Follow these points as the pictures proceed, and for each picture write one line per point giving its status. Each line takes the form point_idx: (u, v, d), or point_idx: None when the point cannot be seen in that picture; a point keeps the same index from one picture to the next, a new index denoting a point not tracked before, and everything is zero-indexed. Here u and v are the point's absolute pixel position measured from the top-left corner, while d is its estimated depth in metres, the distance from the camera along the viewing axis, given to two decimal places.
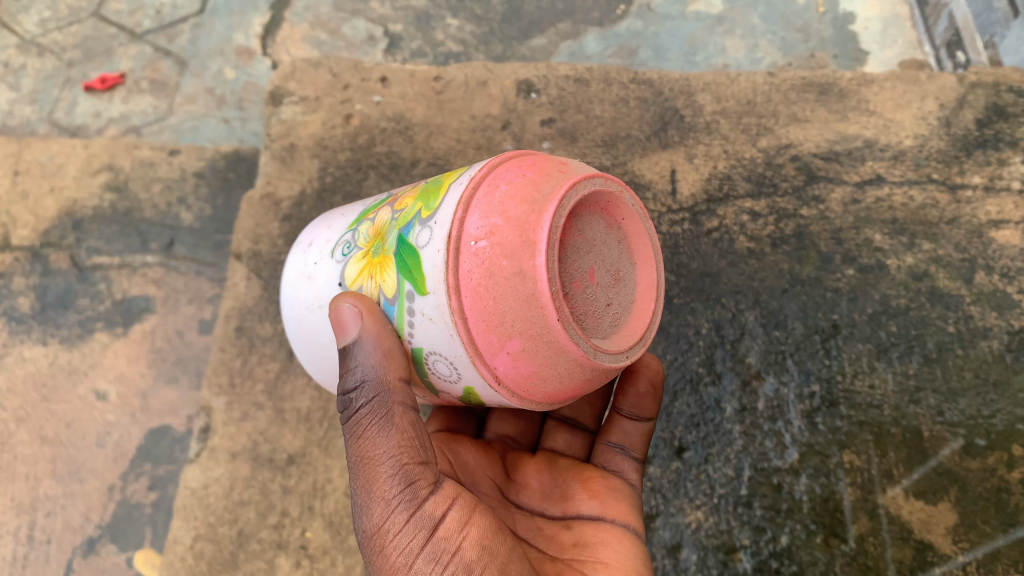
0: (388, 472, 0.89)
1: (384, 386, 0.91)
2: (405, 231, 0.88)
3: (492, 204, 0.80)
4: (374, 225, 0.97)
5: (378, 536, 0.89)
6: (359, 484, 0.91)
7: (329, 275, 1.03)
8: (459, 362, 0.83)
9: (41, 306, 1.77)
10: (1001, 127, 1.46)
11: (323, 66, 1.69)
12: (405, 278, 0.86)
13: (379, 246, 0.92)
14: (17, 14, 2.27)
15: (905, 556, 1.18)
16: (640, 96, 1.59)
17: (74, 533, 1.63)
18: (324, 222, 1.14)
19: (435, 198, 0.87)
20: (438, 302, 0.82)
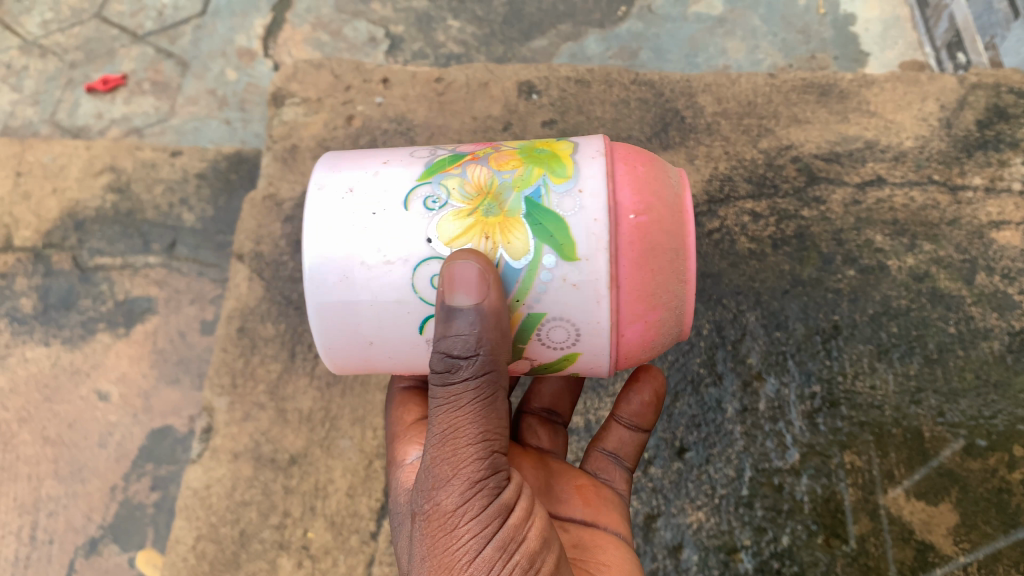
0: (474, 452, 0.88)
1: (489, 365, 0.87)
2: (534, 192, 0.87)
3: (639, 185, 0.89)
4: (470, 180, 0.90)
5: (447, 515, 0.86)
6: (439, 459, 0.87)
7: (408, 228, 0.87)
8: (591, 328, 0.88)
9: (43, 307, 1.77)
10: (1002, 129, 1.46)
11: (325, 68, 1.69)
12: (541, 240, 0.86)
13: (496, 204, 0.87)
14: (20, 15, 2.28)
15: (907, 557, 1.18)
16: (641, 97, 1.60)
17: (76, 534, 1.63)
18: (363, 165, 0.94)
19: (562, 165, 0.90)
20: (594, 268, 0.85)
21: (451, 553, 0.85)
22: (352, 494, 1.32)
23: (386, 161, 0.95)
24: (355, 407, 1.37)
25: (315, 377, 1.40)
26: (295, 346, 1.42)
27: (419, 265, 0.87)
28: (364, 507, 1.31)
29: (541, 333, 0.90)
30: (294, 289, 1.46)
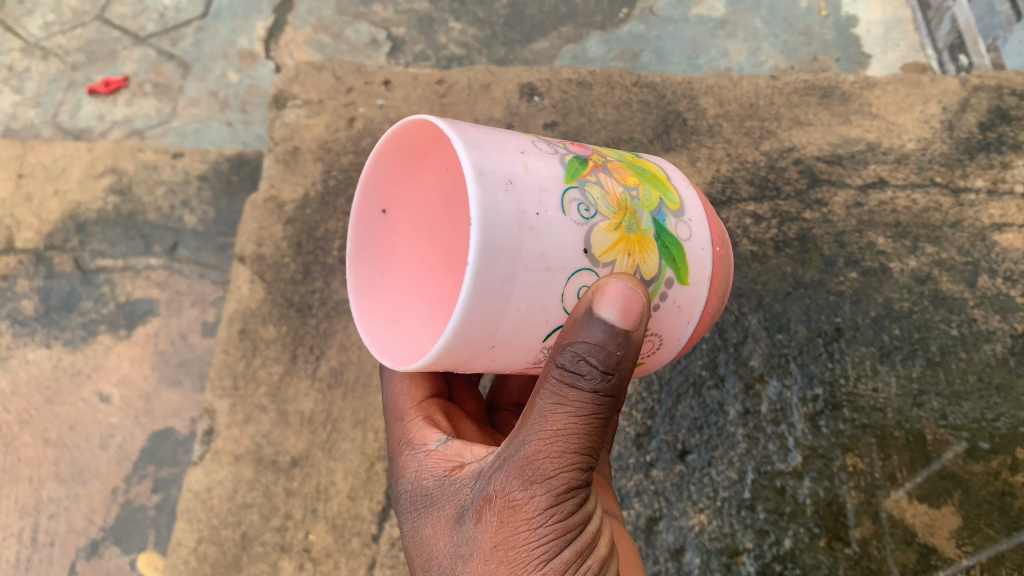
0: (574, 462, 0.83)
1: (615, 383, 0.83)
2: (660, 215, 0.89)
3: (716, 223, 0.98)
4: (607, 190, 0.85)
5: (528, 512, 0.83)
6: (538, 459, 0.82)
7: (568, 236, 0.80)
8: (671, 344, 0.94)
9: (45, 308, 1.78)
10: (1004, 131, 1.46)
11: (326, 70, 1.69)
12: (668, 265, 0.88)
13: (636, 220, 0.85)
14: (21, 17, 2.28)
15: (909, 560, 1.18)
16: (643, 99, 1.60)
17: (77, 536, 1.63)
18: (503, 148, 0.80)
19: (670, 190, 0.92)
20: (696, 293, 0.92)
21: (526, 552, 0.83)
22: (354, 497, 1.32)
23: (523, 149, 0.82)
24: (357, 409, 1.37)
25: (317, 379, 1.39)
26: (296, 348, 1.42)
27: (574, 275, 0.81)
28: (365, 510, 1.30)
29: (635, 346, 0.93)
30: (296, 291, 1.46)
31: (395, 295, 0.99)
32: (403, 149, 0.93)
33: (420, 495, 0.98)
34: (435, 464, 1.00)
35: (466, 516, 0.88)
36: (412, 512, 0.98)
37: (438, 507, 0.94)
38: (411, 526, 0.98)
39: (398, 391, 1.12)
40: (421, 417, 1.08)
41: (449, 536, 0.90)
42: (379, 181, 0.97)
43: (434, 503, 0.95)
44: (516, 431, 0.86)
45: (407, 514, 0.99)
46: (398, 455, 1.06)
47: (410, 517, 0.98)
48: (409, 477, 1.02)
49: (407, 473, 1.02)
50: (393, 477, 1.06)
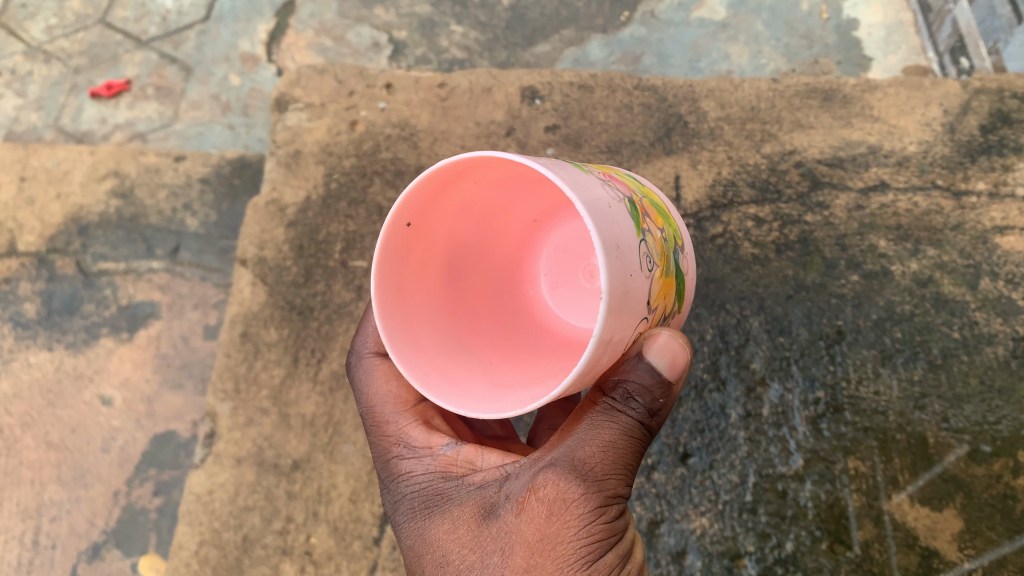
0: (614, 473, 0.90)
1: (657, 414, 0.92)
2: (678, 252, 0.97)
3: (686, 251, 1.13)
4: (656, 238, 0.89)
5: (569, 510, 0.87)
6: (588, 465, 0.89)
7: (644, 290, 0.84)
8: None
9: (47, 311, 1.78)
10: (1005, 134, 1.46)
11: (328, 73, 1.69)
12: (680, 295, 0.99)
13: (671, 265, 0.93)
14: (24, 21, 2.29)
15: (911, 563, 1.18)
16: (644, 102, 1.60)
17: (79, 539, 1.63)
18: (596, 200, 0.80)
19: (676, 226, 1.02)
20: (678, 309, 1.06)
21: (569, 550, 0.86)
22: (355, 500, 1.31)
23: (608, 202, 0.81)
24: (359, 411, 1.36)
25: (318, 382, 1.39)
26: (298, 351, 1.42)
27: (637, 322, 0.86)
28: (367, 513, 1.30)
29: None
30: (297, 294, 1.46)
31: (414, 319, 0.94)
32: (460, 165, 0.87)
33: (436, 494, 0.98)
34: (449, 466, 1.00)
35: (500, 513, 0.91)
36: (424, 513, 0.98)
37: (462, 506, 0.95)
38: (424, 526, 0.97)
39: (383, 393, 1.08)
40: (418, 421, 1.05)
41: (477, 533, 0.92)
42: (423, 191, 0.88)
43: (457, 502, 0.96)
44: (560, 440, 0.92)
45: (418, 514, 0.99)
46: (397, 459, 1.04)
47: (421, 517, 0.98)
48: (418, 476, 1.01)
49: (415, 473, 1.02)
50: (393, 478, 1.04)
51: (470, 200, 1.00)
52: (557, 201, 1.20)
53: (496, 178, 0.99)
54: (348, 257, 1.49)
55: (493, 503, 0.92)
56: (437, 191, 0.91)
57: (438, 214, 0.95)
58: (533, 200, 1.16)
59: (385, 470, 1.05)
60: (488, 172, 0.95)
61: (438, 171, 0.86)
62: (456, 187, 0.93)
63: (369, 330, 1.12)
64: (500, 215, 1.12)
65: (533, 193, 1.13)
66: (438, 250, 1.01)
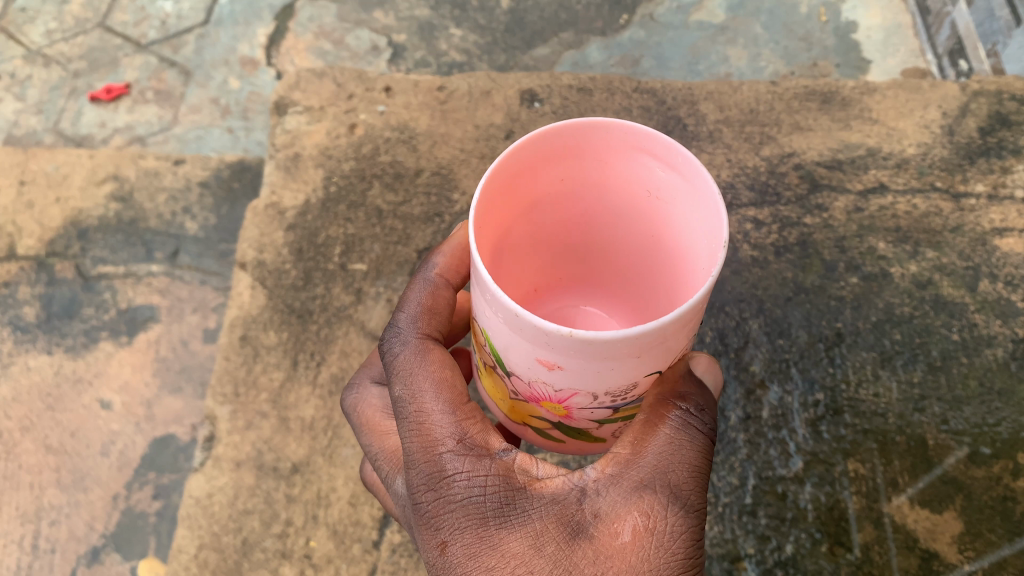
0: (698, 491, 0.86)
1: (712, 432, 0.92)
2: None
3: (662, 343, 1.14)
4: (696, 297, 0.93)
5: (671, 534, 0.81)
6: (680, 484, 0.84)
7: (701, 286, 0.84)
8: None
9: (47, 315, 1.78)
10: (1004, 136, 1.48)
11: (327, 76, 1.70)
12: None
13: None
14: (24, 25, 2.30)
15: (911, 565, 1.16)
16: (644, 105, 1.61)
17: (78, 543, 1.60)
18: (710, 222, 0.80)
19: None
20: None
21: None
22: (355, 503, 1.31)
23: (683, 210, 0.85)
24: None
25: (317, 386, 1.39)
26: (298, 354, 1.42)
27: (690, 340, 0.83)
28: (366, 516, 1.30)
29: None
30: (296, 297, 1.46)
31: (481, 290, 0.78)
32: (579, 134, 0.84)
33: (505, 504, 0.85)
34: (510, 473, 0.87)
35: (592, 532, 0.81)
36: (489, 523, 0.84)
37: (540, 520, 0.83)
38: (492, 541, 0.83)
39: (433, 378, 0.93)
40: (476, 418, 0.91)
41: (568, 553, 0.80)
42: (530, 157, 0.82)
43: (532, 516, 0.84)
44: (641, 455, 0.85)
45: (484, 525, 0.84)
46: (446, 456, 0.87)
47: (488, 529, 0.84)
48: (478, 479, 0.86)
49: (474, 475, 0.86)
50: (440, 479, 0.87)
51: (544, 200, 0.92)
52: (562, 272, 1.11)
53: (565, 194, 0.93)
54: (348, 260, 1.49)
55: (579, 520, 0.83)
56: (540, 163, 0.85)
57: (519, 196, 0.87)
58: (555, 254, 1.06)
59: (430, 468, 0.88)
60: (562, 175, 0.89)
61: (561, 130, 0.82)
62: (549, 170, 0.87)
63: (416, 311, 1.02)
64: (536, 251, 1.03)
65: (569, 240, 1.03)
66: (489, 251, 0.88)
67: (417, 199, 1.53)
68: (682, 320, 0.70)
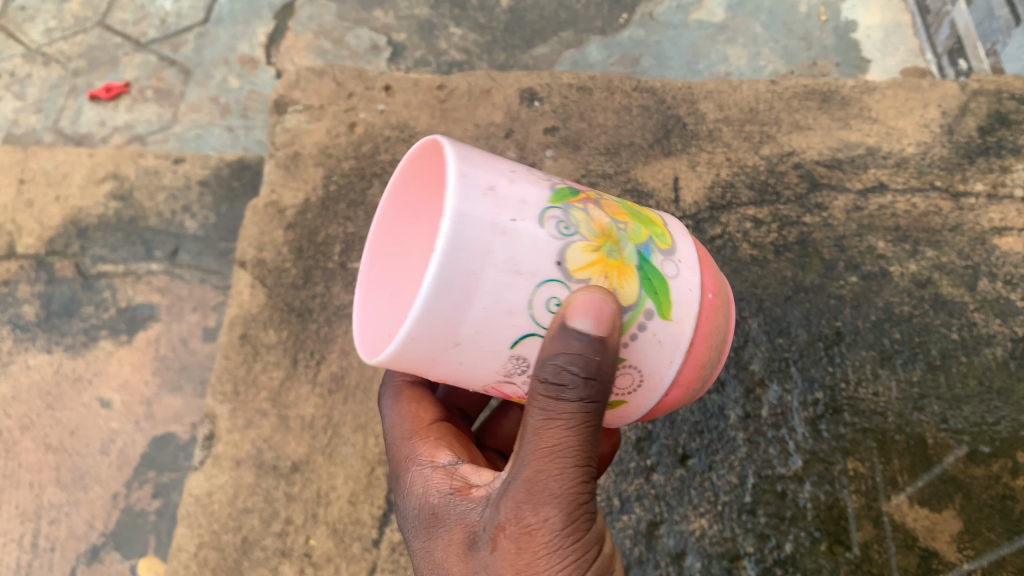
0: (568, 477, 0.84)
1: (602, 396, 0.83)
2: (646, 249, 0.84)
3: (716, 273, 0.92)
4: (592, 217, 0.83)
5: (535, 529, 0.85)
6: (546, 475, 0.84)
7: (539, 242, 0.78)
8: (654, 383, 0.87)
9: (46, 314, 1.78)
10: (1004, 135, 1.48)
11: (327, 75, 1.70)
12: (650, 296, 0.83)
13: (619, 249, 0.82)
14: (24, 24, 2.30)
15: (910, 564, 1.17)
16: (643, 104, 1.61)
17: (78, 541, 1.60)
18: (494, 181, 0.79)
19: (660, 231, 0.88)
20: (679, 330, 0.85)
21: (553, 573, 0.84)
22: (354, 501, 1.31)
23: (514, 170, 0.83)
24: (358, 413, 1.36)
25: (317, 384, 1.39)
26: (298, 353, 1.42)
27: (542, 284, 0.78)
28: (366, 514, 1.30)
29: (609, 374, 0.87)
30: (297, 296, 1.46)
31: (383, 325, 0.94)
32: (421, 165, 0.94)
33: (435, 513, 0.95)
34: (439, 484, 0.97)
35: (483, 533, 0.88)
36: (426, 529, 0.96)
37: (454, 525, 0.92)
38: (428, 546, 0.95)
39: (401, 412, 1.09)
40: (428, 441, 1.04)
41: (469, 553, 0.89)
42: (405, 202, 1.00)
43: (450, 521, 0.93)
44: (518, 449, 0.86)
45: (422, 532, 0.97)
46: (404, 471, 1.03)
47: (425, 534, 0.96)
48: (419, 491, 0.99)
49: (417, 488, 1.00)
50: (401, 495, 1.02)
51: None
52: None
53: None
54: (348, 259, 1.49)
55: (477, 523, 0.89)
56: (427, 201, 0.98)
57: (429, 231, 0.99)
58: None
59: (397, 486, 1.04)
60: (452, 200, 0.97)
61: (405, 171, 0.96)
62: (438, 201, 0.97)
63: None
64: None
65: None
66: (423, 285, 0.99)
67: None
68: (442, 298, 0.74)
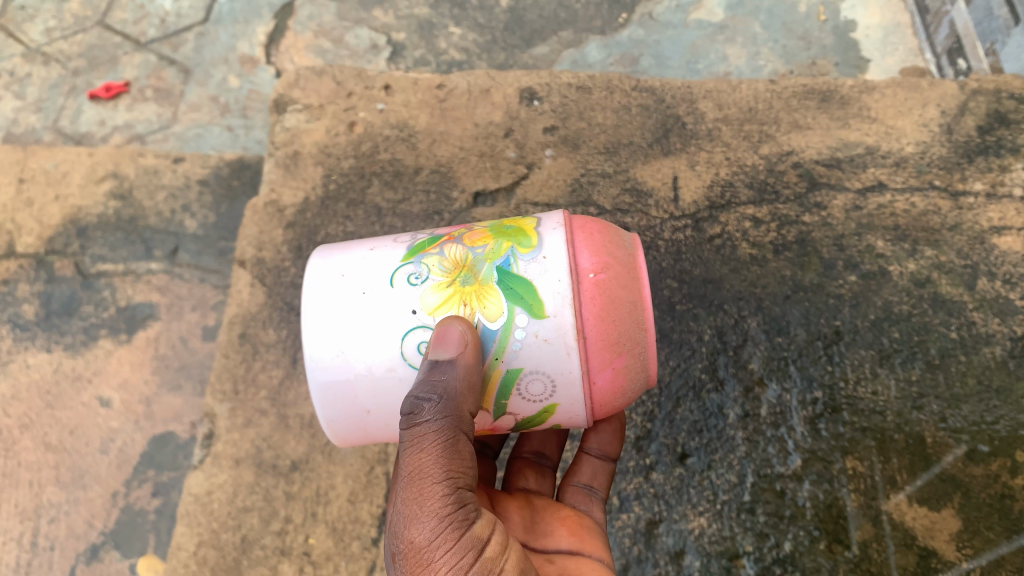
0: (440, 491, 0.88)
1: (449, 411, 0.90)
2: (504, 262, 0.96)
3: (601, 255, 0.97)
4: (447, 257, 0.99)
5: (423, 548, 0.88)
6: (410, 488, 0.89)
7: (389, 304, 0.96)
8: (566, 378, 0.94)
9: (45, 313, 1.78)
10: (1003, 134, 1.49)
11: (326, 74, 1.70)
12: (514, 303, 0.93)
13: (475, 275, 0.96)
14: (23, 23, 2.30)
15: (909, 563, 1.17)
16: (642, 103, 1.61)
17: (77, 540, 1.60)
18: (355, 273, 1.00)
19: (527, 237, 0.98)
20: (561, 322, 0.92)
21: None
22: (353, 500, 1.31)
23: (372, 247, 1.03)
24: None
25: None
26: (297, 352, 1.42)
27: (406, 335, 0.95)
28: (365, 513, 1.30)
29: (519, 387, 0.96)
30: (296, 295, 1.46)
31: None
32: None
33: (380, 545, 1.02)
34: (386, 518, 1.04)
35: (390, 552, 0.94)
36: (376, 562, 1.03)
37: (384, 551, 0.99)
38: None
39: None
40: None
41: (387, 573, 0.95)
42: None
43: None
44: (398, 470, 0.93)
45: None
46: None
47: None
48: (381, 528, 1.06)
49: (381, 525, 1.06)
50: None
51: None
52: None
53: None
54: None
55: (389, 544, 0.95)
56: None
57: None
58: None
59: None
60: None
61: None
62: None
63: None
64: None
65: None
66: None
67: (416, 197, 1.53)
68: (339, 378, 0.97)
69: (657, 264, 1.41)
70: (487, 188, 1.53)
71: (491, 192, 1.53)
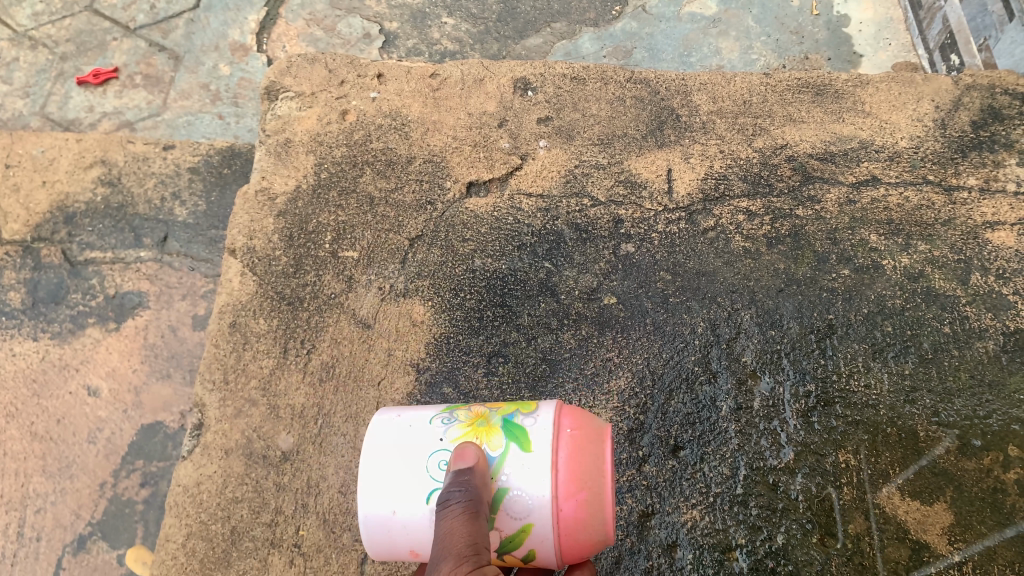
0: (456, 546, 0.91)
1: (470, 489, 0.95)
2: (511, 414, 1.04)
3: (584, 415, 1.03)
4: (470, 408, 1.09)
5: None
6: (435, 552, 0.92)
7: (427, 431, 1.05)
8: (538, 501, 0.96)
9: (32, 301, 1.75)
10: (996, 130, 1.49)
11: (318, 62, 1.69)
12: (510, 440, 1.00)
13: (487, 418, 1.04)
14: (10, 7, 2.26)
15: (901, 557, 1.16)
16: (636, 95, 1.60)
17: (64, 531, 1.58)
18: (408, 412, 1.11)
19: (530, 403, 1.07)
20: (540, 457, 0.98)
21: None
22: (345, 492, 1.29)
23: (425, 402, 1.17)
24: (348, 403, 1.34)
25: (307, 373, 1.37)
26: (288, 342, 1.40)
27: (434, 451, 1.02)
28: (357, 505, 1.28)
29: (505, 507, 0.98)
30: (287, 285, 1.45)
31: None
32: None
33: None
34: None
35: None
36: None
37: None
38: None
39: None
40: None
41: None
42: None
43: None
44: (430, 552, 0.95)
45: None
46: None
47: None
48: None
49: None
50: None
51: None
52: None
53: None
54: (339, 247, 1.47)
55: None
56: None
57: None
58: None
59: None
60: None
61: None
62: None
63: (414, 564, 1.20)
64: None
65: None
66: None
67: (408, 186, 1.52)
68: (376, 477, 1.02)
69: (651, 256, 1.41)
70: (480, 178, 1.52)
71: (485, 182, 1.52)
